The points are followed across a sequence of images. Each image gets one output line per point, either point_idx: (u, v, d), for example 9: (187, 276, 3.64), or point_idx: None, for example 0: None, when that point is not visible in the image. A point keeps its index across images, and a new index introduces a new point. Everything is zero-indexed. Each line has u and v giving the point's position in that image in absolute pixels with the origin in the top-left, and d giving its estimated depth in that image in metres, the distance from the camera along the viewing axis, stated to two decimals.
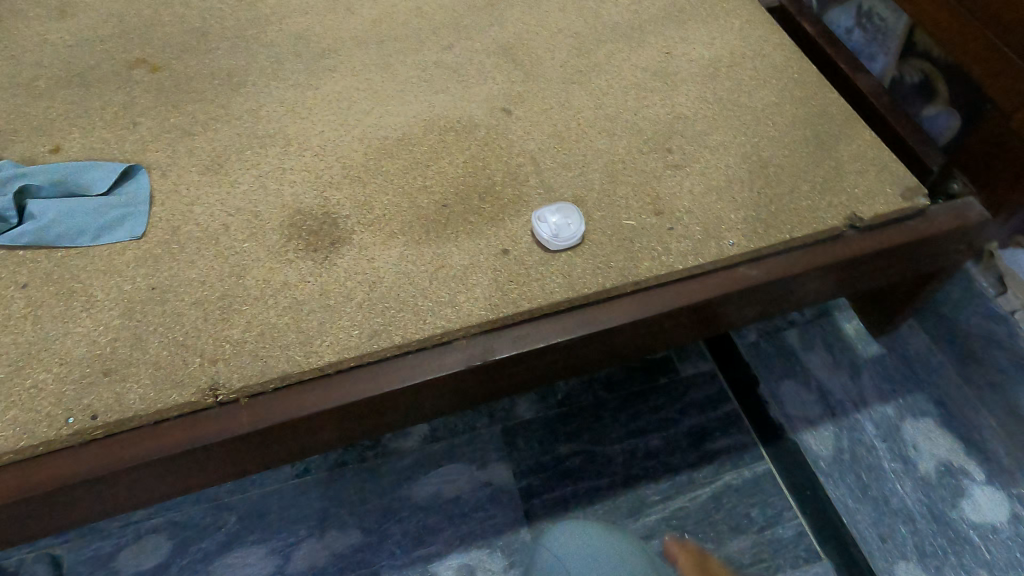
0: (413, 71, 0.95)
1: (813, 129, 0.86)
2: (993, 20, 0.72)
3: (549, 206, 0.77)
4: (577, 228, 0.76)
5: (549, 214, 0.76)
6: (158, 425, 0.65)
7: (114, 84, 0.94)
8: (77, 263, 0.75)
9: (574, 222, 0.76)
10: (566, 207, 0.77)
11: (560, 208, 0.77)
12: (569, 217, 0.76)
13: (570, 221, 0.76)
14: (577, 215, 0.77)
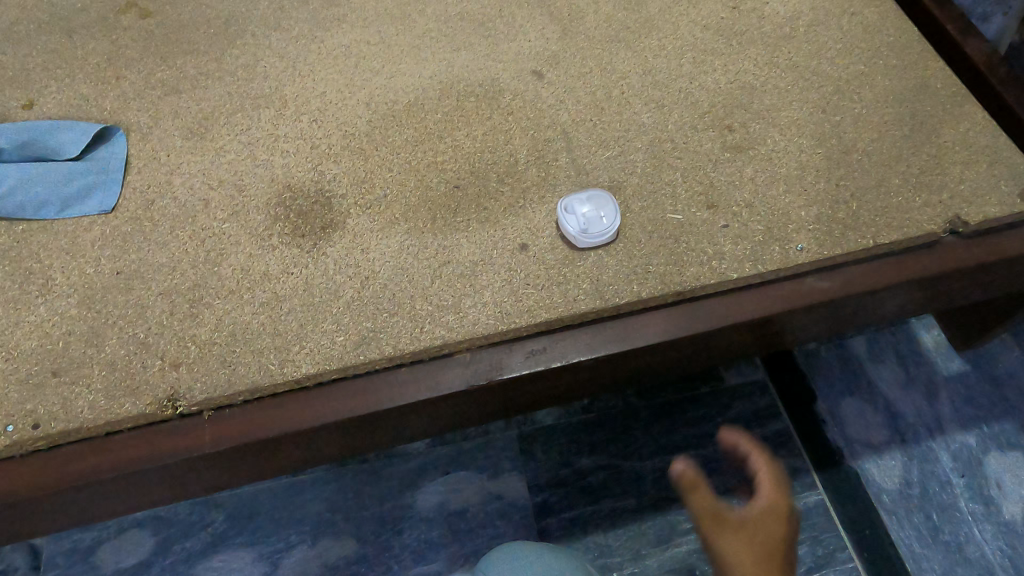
0: (432, 23, 0.82)
1: (910, 107, 0.71)
2: None
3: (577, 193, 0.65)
4: (611, 221, 0.63)
5: (578, 203, 0.64)
6: (108, 438, 0.56)
7: (100, 30, 0.84)
8: (38, 240, 0.66)
9: (608, 215, 0.63)
10: (597, 196, 0.65)
11: (590, 197, 0.64)
12: (602, 209, 0.64)
13: (604, 214, 0.63)
14: (611, 206, 0.64)
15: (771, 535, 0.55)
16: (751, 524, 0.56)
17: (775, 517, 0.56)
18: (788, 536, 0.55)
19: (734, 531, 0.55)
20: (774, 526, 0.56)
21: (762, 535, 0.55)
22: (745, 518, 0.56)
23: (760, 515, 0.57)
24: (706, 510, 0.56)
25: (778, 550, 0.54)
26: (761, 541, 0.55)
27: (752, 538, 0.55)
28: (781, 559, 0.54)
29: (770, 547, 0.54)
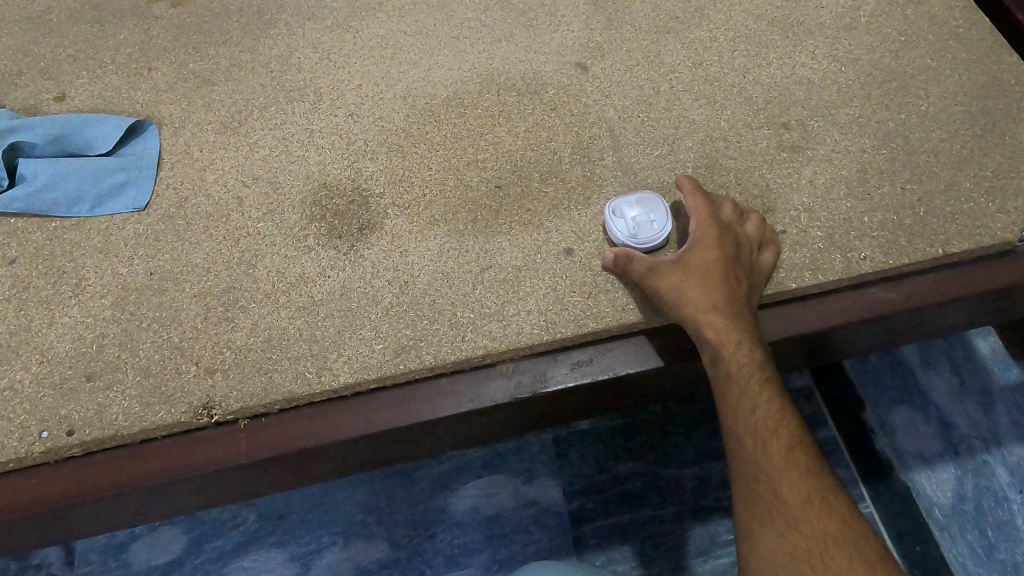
0: (471, 11, 0.79)
1: (981, 104, 0.66)
2: None
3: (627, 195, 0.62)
4: (661, 228, 0.60)
5: (626, 207, 0.61)
6: (144, 446, 0.55)
7: (131, 19, 0.82)
8: (71, 238, 0.65)
9: (659, 219, 0.60)
10: (648, 200, 0.61)
11: (640, 200, 0.61)
12: (652, 214, 0.60)
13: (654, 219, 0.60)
14: (662, 211, 0.61)
15: (712, 264, 0.55)
16: (690, 264, 0.55)
17: (713, 245, 0.56)
18: (729, 254, 0.56)
19: (675, 272, 0.55)
20: (738, 317, 0.53)
21: (705, 268, 0.55)
22: (696, 285, 0.54)
23: (701, 248, 0.56)
24: (644, 271, 0.56)
25: (722, 277, 0.55)
26: (701, 268, 0.55)
27: (700, 279, 0.54)
28: (727, 280, 0.54)
29: (722, 288, 0.54)
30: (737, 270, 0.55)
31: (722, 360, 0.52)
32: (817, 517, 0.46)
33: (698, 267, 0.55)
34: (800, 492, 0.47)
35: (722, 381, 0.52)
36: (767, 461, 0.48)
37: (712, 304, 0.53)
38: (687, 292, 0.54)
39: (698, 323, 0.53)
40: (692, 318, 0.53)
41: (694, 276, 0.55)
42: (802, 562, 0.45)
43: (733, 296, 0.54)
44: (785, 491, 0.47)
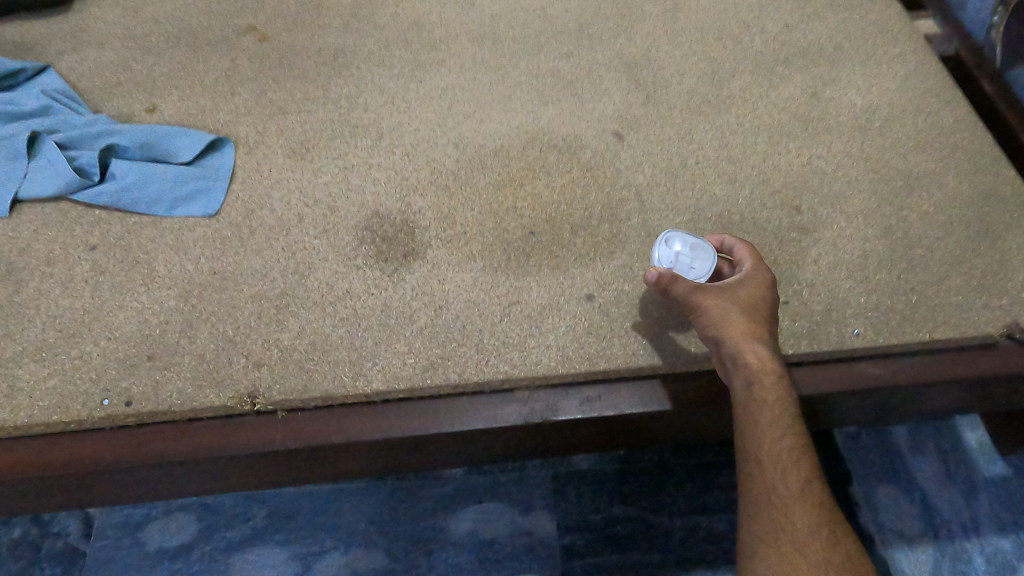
0: (525, 76, 0.88)
1: (978, 209, 0.73)
2: None
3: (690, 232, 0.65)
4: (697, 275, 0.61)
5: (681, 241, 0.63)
6: (191, 423, 0.61)
7: (221, 49, 0.91)
8: (147, 233, 0.73)
9: (701, 265, 0.62)
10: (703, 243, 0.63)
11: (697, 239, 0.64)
12: (697, 260, 0.62)
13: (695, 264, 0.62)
14: (710, 261, 0.62)
15: (758, 300, 0.58)
16: (737, 292, 0.59)
17: (762, 284, 0.59)
18: (769, 293, 0.60)
19: (722, 296, 0.58)
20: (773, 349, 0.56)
21: (751, 301, 0.58)
22: (741, 310, 0.58)
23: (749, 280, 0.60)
24: (693, 290, 0.59)
25: (764, 314, 0.58)
26: (745, 299, 0.58)
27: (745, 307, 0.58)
28: (767, 316, 0.58)
29: (763, 323, 0.57)
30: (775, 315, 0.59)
31: (756, 385, 0.54)
32: (820, 549, 0.48)
33: (743, 297, 0.58)
34: (811, 524, 0.49)
35: (753, 404, 0.54)
36: (785, 487, 0.50)
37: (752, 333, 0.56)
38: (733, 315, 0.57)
39: (741, 345, 0.56)
40: (735, 338, 0.56)
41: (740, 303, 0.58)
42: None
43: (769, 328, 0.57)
44: (797, 517, 0.49)
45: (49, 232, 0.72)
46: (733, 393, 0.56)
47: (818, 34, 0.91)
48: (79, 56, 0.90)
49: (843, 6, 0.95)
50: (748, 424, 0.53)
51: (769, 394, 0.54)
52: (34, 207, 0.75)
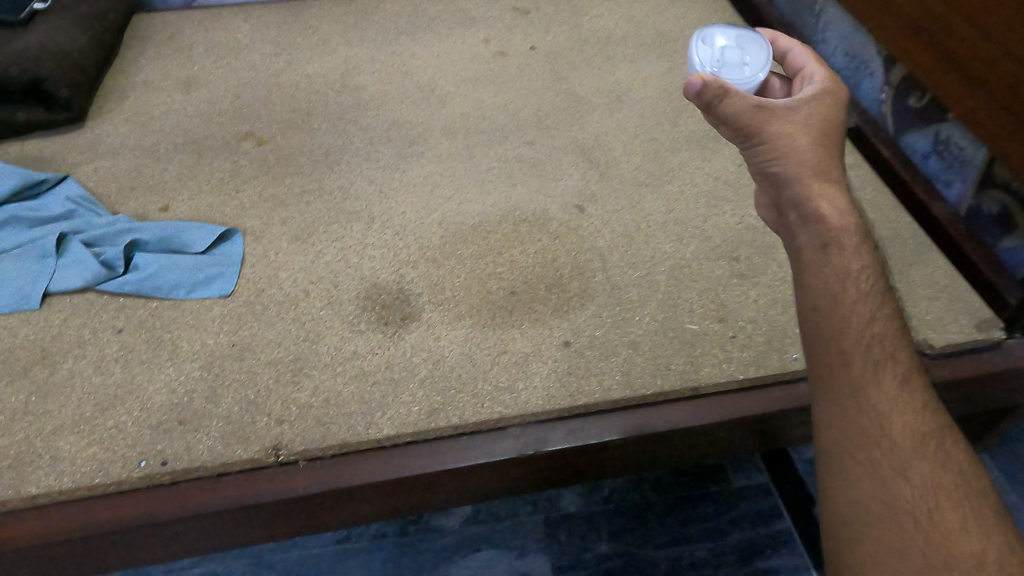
0: (495, 162, 1.01)
1: (884, 251, 0.87)
2: None
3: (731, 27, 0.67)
4: (755, 69, 0.63)
5: (727, 42, 0.65)
6: (220, 478, 0.67)
7: (224, 153, 1.03)
8: (169, 315, 0.81)
9: (753, 54, 0.64)
10: (752, 38, 0.65)
11: (743, 34, 0.65)
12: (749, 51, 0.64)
13: (749, 61, 0.64)
14: (763, 54, 0.64)
15: (821, 121, 0.57)
16: (801, 113, 0.57)
17: (824, 103, 0.58)
18: (830, 109, 0.58)
19: (783, 120, 0.57)
20: (846, 197, 0.56)
21: (813, 123, 0.57)
22: (806, 133, 0.56)
23: (810, 101, 0.58)
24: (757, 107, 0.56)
25: (825, 136, 0.57)
26: (808, 121, 0.57)
27: (804, 128, 0.57)
28: (828, 137, 0.58)
29: (825, 151, 0.57)
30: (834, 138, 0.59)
31: (838, 263, 0.55)
32: (923, 466, 0.49)
33: (803, 120, 0.57)
34: (913, 441, 0.49)
35: (834, 278, 0.54)
36: (881, 400, 0.51)
37: (812, 163, 0.57)
38: (796, 143, 0.56)
39: (802, 184, 0.56)
40: (802, 172, 0.56)
41: (803, 129, 0.57)
42: (903, 511, 0.48)
43: (830, 153, 0.57)
44: (896, 431, 0.50)
45: (78, 320, 0.80)
46: (800, 238, 0.57)
47: None
48: (94, 165, 1.01)
49: None
50: (831, 314, 0.53)
51: (851, 277, 0.54)
52: (63, 299, 0.83)
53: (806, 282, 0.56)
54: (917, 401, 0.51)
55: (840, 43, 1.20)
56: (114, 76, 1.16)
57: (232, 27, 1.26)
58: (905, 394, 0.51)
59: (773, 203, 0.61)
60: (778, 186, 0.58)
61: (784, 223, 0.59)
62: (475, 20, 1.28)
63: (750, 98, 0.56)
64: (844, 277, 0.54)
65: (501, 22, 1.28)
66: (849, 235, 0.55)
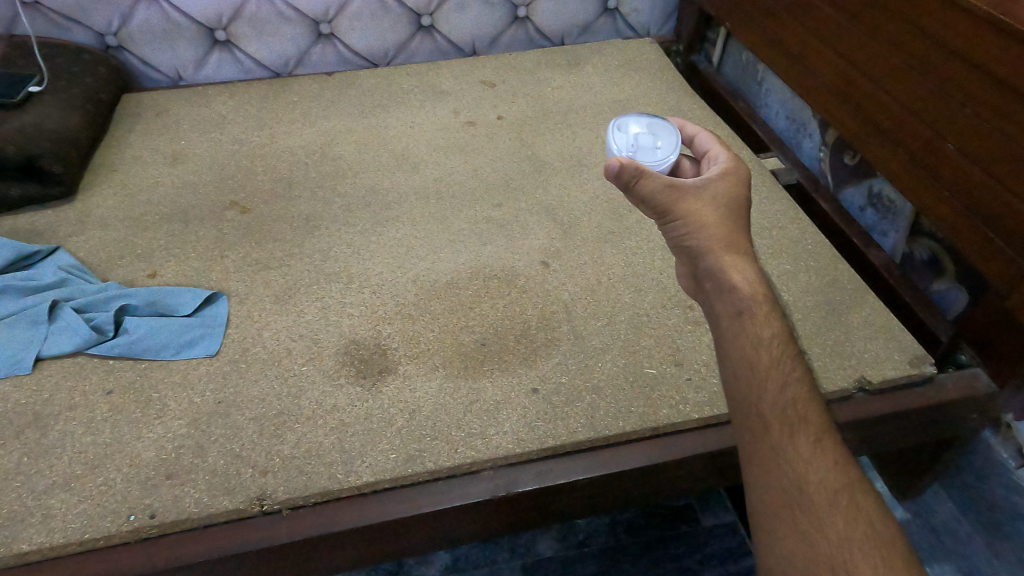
0: (465, 224, 1.08)
1: (825, 296, 0.94)
2: (996, 221, 0.79)
3: (645, 117, 0.76)
4: (665, 152, 0.71)
5: (640, 129, 0.74)
6: (206, 529, 0.71)
7: (209, 222, 1.09)
8: (157, 375, 0.85)
9: (664, 139, 0.73)
10: (662, 126, 0.74)
11: (654, 123, 0.75)
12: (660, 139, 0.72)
13: (660, 144, 0.72)
14: (671, 139, 0.73)
15: (726, 198, 0.64)
16: (709, 192, 0.64)
17: (729, 181, 0.65)
18: (734, 186, 0.65)
19: (691, 196, 0.63)
20: (755, 269, 0.61)
21: (720, 199, 0.64)
22: (713, 210, 0.63)
23: (718, 179, 0.65)
24: (669, 185, 0.63)
25: (732, 210, 0.64)
26: (715, 198, 0.64)
27: (711, 204, 0.64)
28: (736, 213, 0.64)
29: (733, 224, 0.63)
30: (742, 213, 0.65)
31: (750, 329, 0.59)
32: (837, 520, 0.52)
33: (709, 197, 0.64)
34: (828, 495, 0.53)
35: (745, 344, 0.58)
36: (797, 453, 0.54)
37: (723, 234, 0.62)
38: (705, 217, 0.63)
39: (715, 256, 0.62)
40: (712, 245, 0.62)
41: (711, 205, 0.63)
42: (819, 561, 0.51)
43: (737, 225, 0.64)
44: (813, 490, 0.53)
45: (69, 383, 0.84)
46: (717, 314, 0.61)
47: None
48: (84, 237, 1.06)
49: None
50: (747, 369, 0.57)
51: (763, 339, 0.58)
52: (54, 363, 0.86)
53: (723, 351, 0.60)
54: (829, 459, 0.55)
55: (782, 107, 1.31)
56: (103, 152, 1.22)
57: (217, 104, 1.34)
58: (818, 448, 0.55)
59: (691, 274, 0.66)
60: (693, 257, 0.64)
61: (701, 293, 0.64)
62: (445, 93, 1.38)
63: (663, 178, 0.63)
64: (758, 345, 0.58)
65: (469, 94, 1.38)
66: (761, 303, 0.60)
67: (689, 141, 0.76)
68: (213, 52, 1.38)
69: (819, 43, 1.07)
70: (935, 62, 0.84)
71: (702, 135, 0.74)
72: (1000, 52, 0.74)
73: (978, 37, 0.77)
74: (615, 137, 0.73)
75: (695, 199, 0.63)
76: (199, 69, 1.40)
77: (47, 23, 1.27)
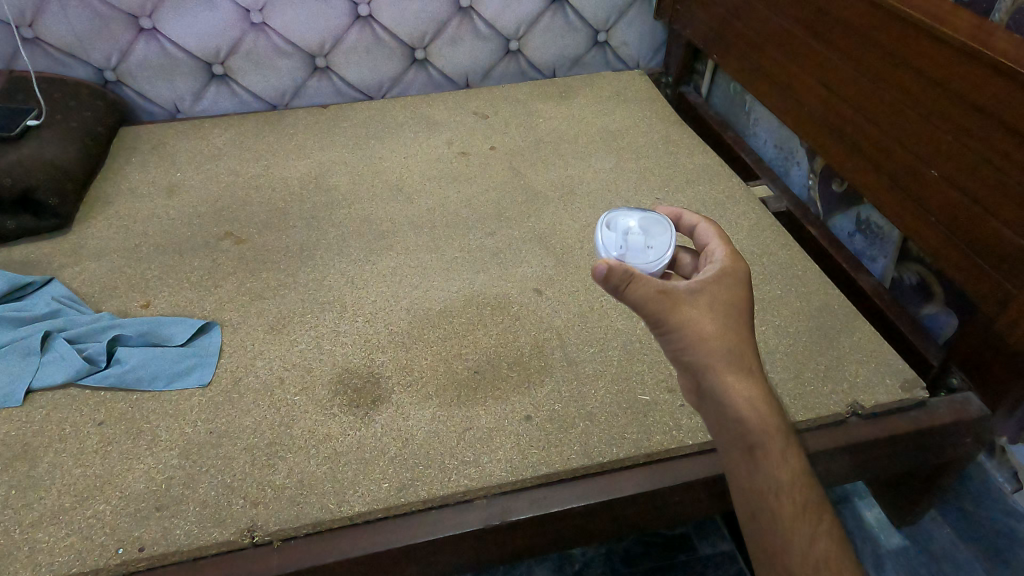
0: (459, 253, 1.09)
1: (816, 321, 0.95)
2: (980, 246, 0.80)
3: (638, 212, 0.73)
4: (658, 252, 0.67)
5: (633, 226, 0.70)
6: (197, 562, 0.70)
7: (204, 252, 1.09)
8: (148, 406, 0.85)
9: (659, 235, 0.69)
10: (656, 223, 0.71)
11: (647, 221, 0.71)
12: (656, 235, 0.69)
13: (653, 244, 0.68)
14: (665, 238, 0.69)
15: (727, 305, 0.60)
16: (707, 299, 0.60)
17: (729, 287, 0.61)
18: (735, 291, 0.61)
19: (689, 306, 0.59)
20: (766, 392, 0.58)
21: (719, 307, 0.60)
22: (715, 318, 0.59)
23: (718, 284, 0.61)
24: (661, 291, 0.59)
25: (736, 318, 0.60)
26: (716, 305, 0.59)
27: (710, 313, 0.59)
28: (741, 321, 0.60)
29: (739, 335, 0.59)
30: (748, 321, 0.61)
31: (767, 470, 0.57)
32: None
33: (708, 304, 0.59)
34: None
35: (764, 494, 0.56)
36: None
37: (727, 348, 0.58)
38: (702, 328, 0.58)
39: (720, 375, 0.57)
40: (716, 362, 0.57)
41: (709, 311, 0.59)
42: None
43: (740, 334, 0.59)
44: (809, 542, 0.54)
45: (60, 414, 0.84)
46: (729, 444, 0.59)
47: (682, 203, 1.18)
48: (79, 268, 1.06)
49: (697, 181, 1.23)
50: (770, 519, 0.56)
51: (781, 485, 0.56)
52: (45, 395, 0.86)
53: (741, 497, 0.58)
54: None
55: (770, 136, 1.33)
56: (99, 184, 1.23)
57: (213, 136, 1.36)
58: None
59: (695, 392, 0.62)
60: (696, 376, 0.59)
61: (709, 415, 0.60)
62: (438, 124, 1.40)
63: (653, 283, 0.59)
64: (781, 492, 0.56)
65: (462, 125, 1.40)
66: (771, 434, 0.57)
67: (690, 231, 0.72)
68: (210, 86, 1.40)
69: (805, 73, 1.09)
70: (916, 91, 0.86)
71: (704, 228, 0.70)
72: (978, 80, 0.76)
73: (957, 65, 0.79)
74: (605, 234, 0.69)
75: (691, 306, 0.59)
76: (197, 102, 1.42)
77: (47, 58, 1.28)
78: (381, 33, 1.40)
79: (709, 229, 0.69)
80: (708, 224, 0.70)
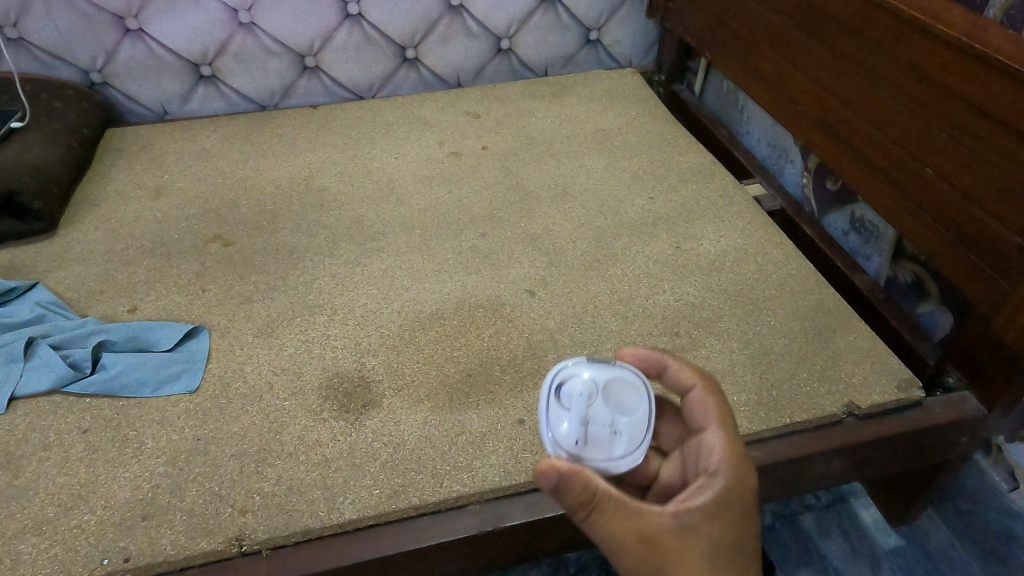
0: (450, 254, 1.08)
1: (811, 320, 0.94)
2: (976, 244, 0.80)
3: (600, 363, 0.60)
4: (626, 436, 0.57)
5: (594, 395, 0.58)
6: (184, 572, 0.68)
7: (192, 255, 1.08)
8: (135, 413, 0.83)
9: (629, 399, 0.59)
10: (626, 389, 0.59)
11: (613, 381, 0.59)
12: (627, 396, 0.59)
13: (620, 427, 0.57)
14: (637, 404, 0.59)
15: (722, 542, 0.52)
16: (698, 535, 0.52)
17: (725, 512, 0.54)
18: (733, 521, 0.54)
19: (677, 548, 0.52)
20: None
21: (713, 546, 0.52)
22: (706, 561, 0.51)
23: (713, 510, 0.53)
24: (637, 531, 0.52)
25: (733, 560, 0.52)
26: (709, 546, 0.52)
27: (702, 558, 0.52)
28: (738, 560, 0.52)
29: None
30: (748, 556, 0.53)
31: None
32: None
33: (702, 550, 0.52)
34: None
35: None
36: None
37: None
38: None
39: None
40: None
41: (702, 561, 0.51)
42: None
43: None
44: None
45: (44, 421, 0.82)
46: None
47: (675, 202, 1.17)
48: (64, 272, 1.04)
49: (690, 180, 1.22)
50: None
51: None
52: (29, 402, 0.84)
53: None
54: None
55: (763, 135, 1.32)
56: (85, 187, 1.21)
57: (201, 138, 1.34)
58: None
59: None
60: None
61: None
62: (429, 124, 1.39)
63: (631, 527, 0.52)
64: None
65: (454, 125, 1.39)
66: None
67: (681, 389, 0.63)
68: (198, 87, 1.38)
69: (798, 71, 1.08)
70: (910, 90, 0.85)
71: (698, 401, 0.61)
72: (973, 78, 0.76)
73: (952, 63, 0.78)
74: (557, 410, 0.58)
75: (678, 551, 0.52)
76: (184, 103, 1.40)
77: (31, 59, 1.27)
78: (371, 33, 1.39)
79: (706, 407, 0.60)
80: (704, 394, 0.61)
